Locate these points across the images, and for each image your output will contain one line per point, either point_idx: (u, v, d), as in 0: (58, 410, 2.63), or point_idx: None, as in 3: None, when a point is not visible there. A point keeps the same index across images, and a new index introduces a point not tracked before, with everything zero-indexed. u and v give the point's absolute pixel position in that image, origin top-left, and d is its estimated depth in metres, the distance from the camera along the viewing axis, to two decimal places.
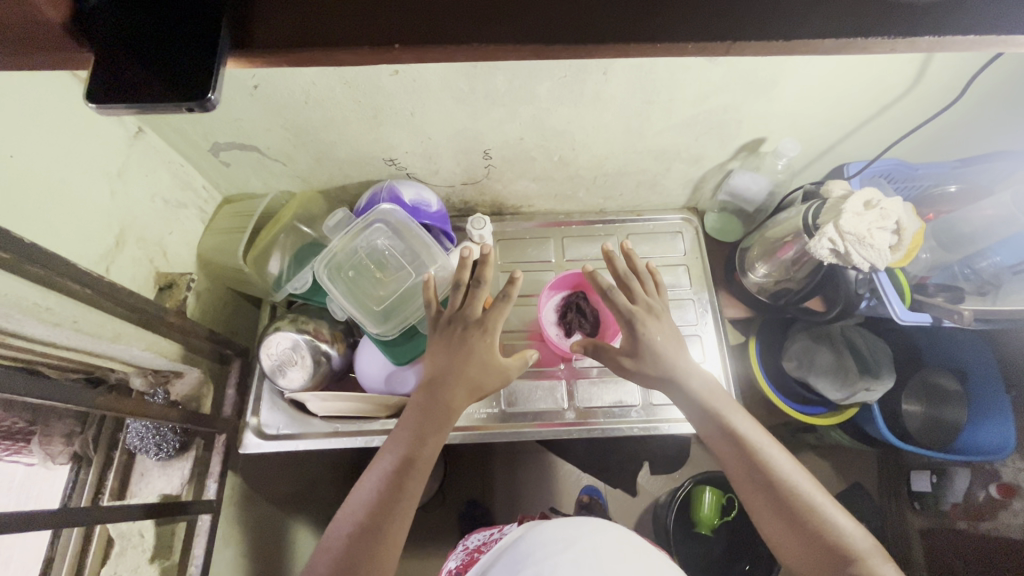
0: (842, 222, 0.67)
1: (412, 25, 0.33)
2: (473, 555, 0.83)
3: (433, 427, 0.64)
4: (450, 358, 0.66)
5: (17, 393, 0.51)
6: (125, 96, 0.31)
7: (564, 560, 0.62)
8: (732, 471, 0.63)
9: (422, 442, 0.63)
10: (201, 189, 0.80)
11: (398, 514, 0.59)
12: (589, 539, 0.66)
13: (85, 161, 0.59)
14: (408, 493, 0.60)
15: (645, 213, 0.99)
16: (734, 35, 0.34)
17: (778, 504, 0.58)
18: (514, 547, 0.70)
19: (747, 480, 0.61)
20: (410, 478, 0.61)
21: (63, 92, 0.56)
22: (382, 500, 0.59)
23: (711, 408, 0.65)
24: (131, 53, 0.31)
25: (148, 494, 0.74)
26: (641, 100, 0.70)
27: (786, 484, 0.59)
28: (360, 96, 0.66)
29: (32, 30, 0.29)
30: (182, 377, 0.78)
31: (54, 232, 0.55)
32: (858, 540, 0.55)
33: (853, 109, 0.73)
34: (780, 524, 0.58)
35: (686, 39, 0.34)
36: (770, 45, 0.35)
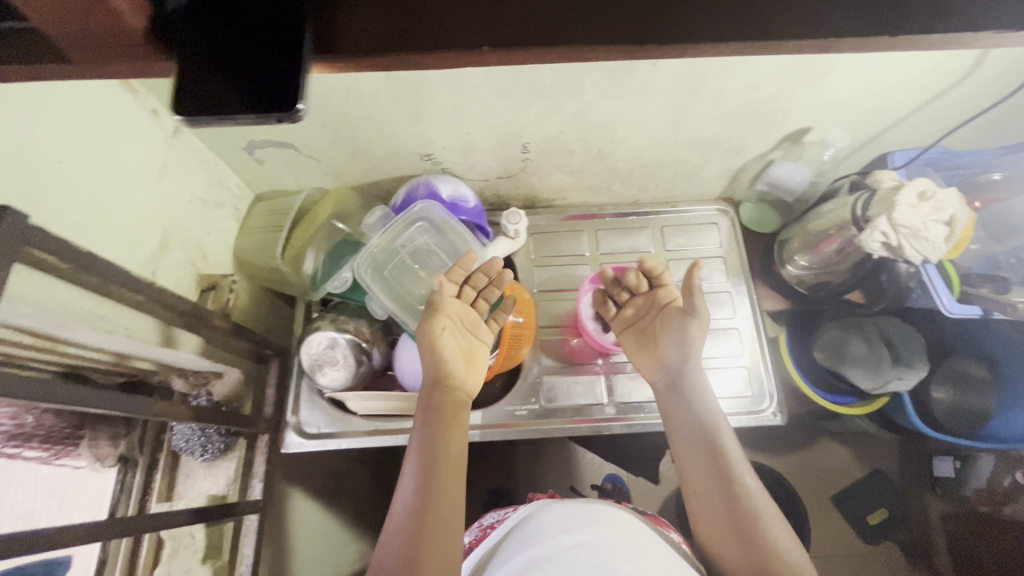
0: (895, 214, 0.66)
1: (495, 26, 0.32)
2: (487, 530, 0.83)
3: (450, 426, 0.63)
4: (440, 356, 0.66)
5: (72, 403, 0.51)
6: (215, 107, 0.30)
7: (566, 542, 0.60)
8: (687, 479, 0.63)
9: (443, 439, 0.61)
10: (234, 188, 0.79)
11: (439, 513, 0.56)
12: (594, 523, 0.64)
13: (126, 164, 0.57)
14: (444, 490, 0.58)
15: (680, 204, 0.97)
16: (816, 35, 0.32)
17: (730, 506, 0.59)
18: (521, 528, 0.68)
19: (706, 488, 0.61)
20: (446, 476, 0.59)
21: (103, 92, 0.54)
22: (422, 498, 0.57)
23: (695, 410, 0.66)
24: (215, 64, 0.30)
25: (196, 495, 0.75)
26: (689, 90, 0.68)
27: (742, 493, 0.59)
28: (402, 90, 0.65)
29: (118, 35, 0.28)
30: (222, 377, 0.78)
31: (105, 238, 0.54)
32: (789, 553, 0.55)
33: (905, 97, 0.71)
34: (725, 533, 0.58)
35: (769, 41, 0.33)
36: (857, 44, 0.33)
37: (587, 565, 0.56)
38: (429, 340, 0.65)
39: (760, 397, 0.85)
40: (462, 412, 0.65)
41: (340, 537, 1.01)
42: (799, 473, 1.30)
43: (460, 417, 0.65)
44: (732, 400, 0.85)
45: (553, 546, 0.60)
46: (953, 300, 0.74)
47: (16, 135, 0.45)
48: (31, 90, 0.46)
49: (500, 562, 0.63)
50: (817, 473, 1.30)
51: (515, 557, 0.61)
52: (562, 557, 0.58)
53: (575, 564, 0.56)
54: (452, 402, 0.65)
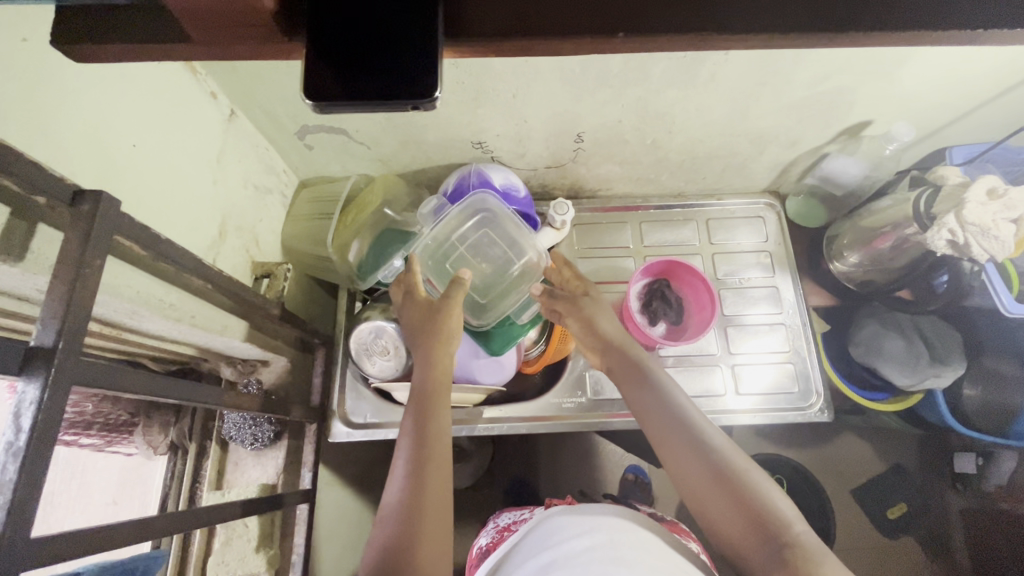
0: (965, 212, 0.65)
1: (630, 9, 0.30)
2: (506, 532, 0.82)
3: (437, 405, 0.60)
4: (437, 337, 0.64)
5: (157, 394, 0.46)
6: (349, 92, 0.28)
7: (581, 544, 0.59)
8: (671, 465, 0.56)
9: (429, 420, 0.58)
10: (281, 173, 0.77)
11: (434, 494, 0.52)
12: (609, 525, 0.63)
13: (190, 148, 0.56)
14: (438, 471, 0.54)
15: (725, 197, 0.96)
16: (952, 24, 0.31)
17: (711, 476, 0.52)
18: (541, 531, 0.66)
19: (692, 472, 0.54)
20: (434, 455, 0.55)
21: (171, 74, 0.53)
22: (414, 479, 0.53)
23: (666, 391, 0.60)
24: (343, 47, 0.28)
25: (246, 485, 0.74)
26: (758, 80, 0.66)
27: (738, 470, 0.52)
28: (465, 76, 0.63)
29: (246, 18, 0.27)
30: (269, 365, 0.76)
31: (173, 223, 0.53)
32: (799, 529, 0.48)
33: (975, 91, 0.70)
34: (726, 517, 0.51)
35: (902, 31, 0.31)
36: (991, 35, 0.32)
37: (600, 567, 0.54)
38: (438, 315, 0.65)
39: (807, 393, 0.85)
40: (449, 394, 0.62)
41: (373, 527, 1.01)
42: (826, 468, 1.30)
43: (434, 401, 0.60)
44: (779, 396, 0.85)
45: (567, 549, 0.58)
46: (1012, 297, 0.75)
47: (94, 117, 0.43)
48: (104, 70, 0.45)
49: (517, 566, 0.61)
50: (844, 468, 1.30)
51: (532, 561, 0.60)
52: (575, 560, 0.56)
53: (589, 567, 0.54)
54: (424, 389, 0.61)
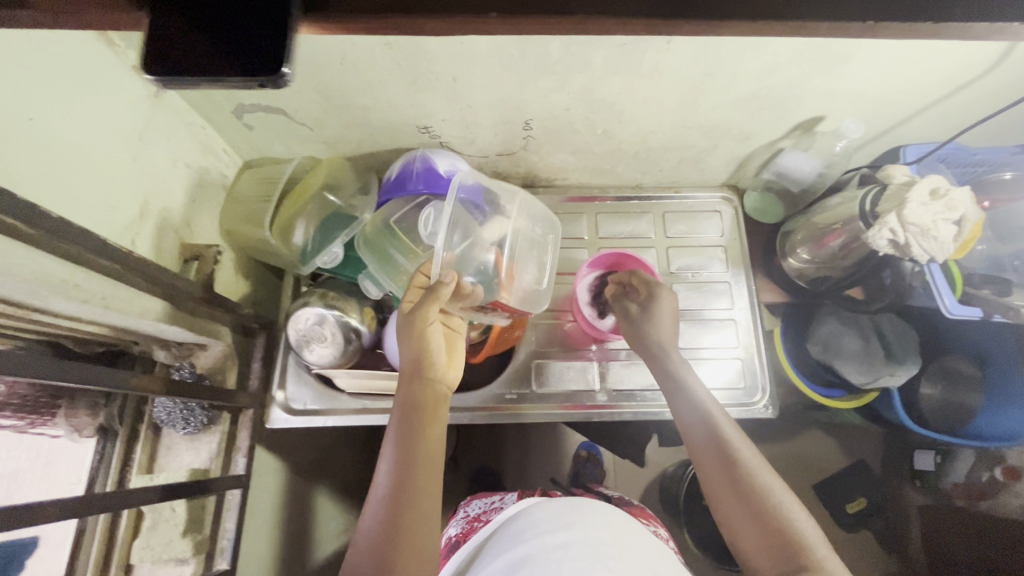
0: (906, 212, 0.64)
1: None
2: (476, 523, 0.81)
3: (427, 419, 0.62)
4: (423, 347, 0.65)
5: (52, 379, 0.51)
6: (195, 68, 0.27)
7: (556, 541, 0.59)
8: (708, 479, 0.61)
9: (428, 431, 0.60)
10: (221, 153, 0.75)
11: (414, 513, 0.54)
12: (584, 520, 0.63)
13: (105, 126, 0.54)
14: (422, 490, 0.56)
15: (684, 190, 0.95)
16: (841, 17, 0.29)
17: (741, 489, 0.58)
18: (509, 528, 0.66)
19: (725, 488, 0.59)
20: (422, 475, 0.57)
21: (82, 46, 0.51)
22: (394, 497, 0.55)
23: (707, 406, 0.65)
24: (188, 16, 0.27)
25: (177, 469, 0.73)
26: (703, 71, 0.65)
27: (760, 490, 0.57)
28: (401, 58, 0.61)
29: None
30: (207, 349, 0.75)
31: (82, 202, 0.51)
32: (820, 550, 0.52)
33: (925, 89, 0.69)
34: (746, 533, 0.56)
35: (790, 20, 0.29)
36: (884, 29, 0.30)
37: (576, 564, 0.54)
38: (417, 330, 0.64)
39: (754, 389, 0.85)
40: (442, 409, 0.64)
41: (323, 512, 1.01)
42: (784, 463, 1.31)
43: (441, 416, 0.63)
44: (727, 391, 0.85)
45: (541, 545, 0.58)
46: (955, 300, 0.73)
47: None
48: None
49: (486, 564, 0.61)
50: (801, 464, 1.31)
51: (501, 558, 0.60)
52: (549, 556, 0.56)
53: (562, 564, 0.55)
54: (433, 397, 0.64)
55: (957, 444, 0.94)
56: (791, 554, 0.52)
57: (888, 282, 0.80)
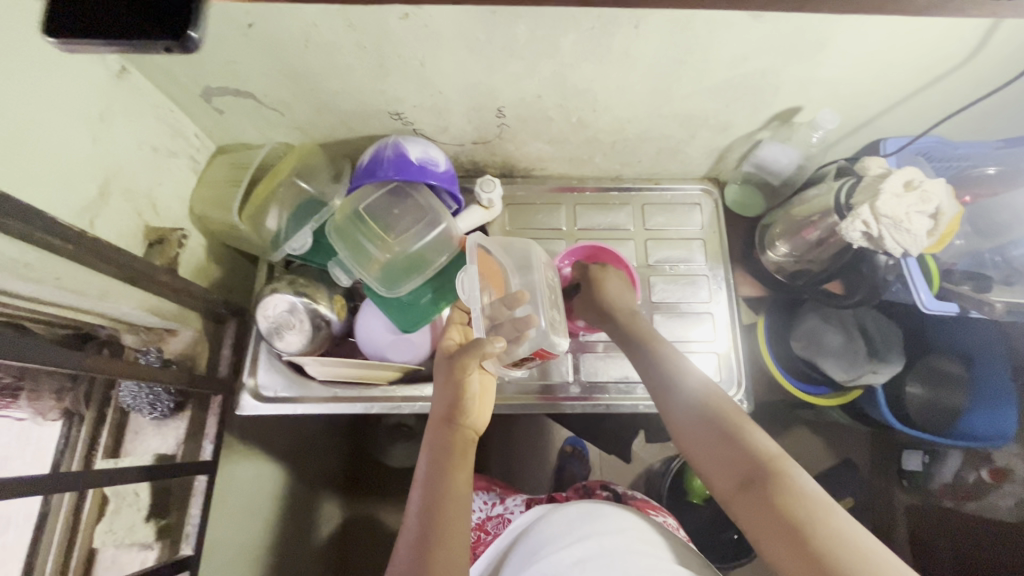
0: (879, 203, 0.63)
1: None
2: (482, 534, 0.81)
3: (455, 462, 0.60)
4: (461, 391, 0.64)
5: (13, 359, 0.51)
6: None
7: (570, 556, 0.61)
8: (702, 455, 0.58)
9: (454, 472, 0.59)
10: (192, 137, 0.75)
11: (443, 553, 0.53)
12: (596, 528, 0.64)
13: (60, 101, 0.53)
14: (447, 529, 0.55)
15: (664, 181, 0.94)
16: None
17: (738, 457, 0.54)
18: (528, 536, 0.68)
19: (720, 454, 0.56)
20: (445, 511, 0.56)
21: (35, 21, 0.50)
22: (422, 538, 0.54)
23: (695, 383, 0.63)
24: None
25: (143, 453, 0.73)
26: (673, 58, 0.64)
27: (738, 436, 0.56)
28: (365, 40, 0.60)
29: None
30: (177, 334, 0.75)
31: (33, 180, 0.51)
32: (824, 512, 0.48)
33: (902, 79, 0.67)
34: (728, 480, 0.54)
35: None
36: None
37: None
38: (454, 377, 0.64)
39: (729, 383, 0.84)
40: (471, 449, 0.62)
41: (298, 500, 1.00)
42: None
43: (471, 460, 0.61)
44: None
45: (555, 563, 0.60)
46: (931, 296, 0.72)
47: None
48: None
49: None
50: None
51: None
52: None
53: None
54: (462, 439, 0.62)
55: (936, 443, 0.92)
56: (765, 487, 0.51)
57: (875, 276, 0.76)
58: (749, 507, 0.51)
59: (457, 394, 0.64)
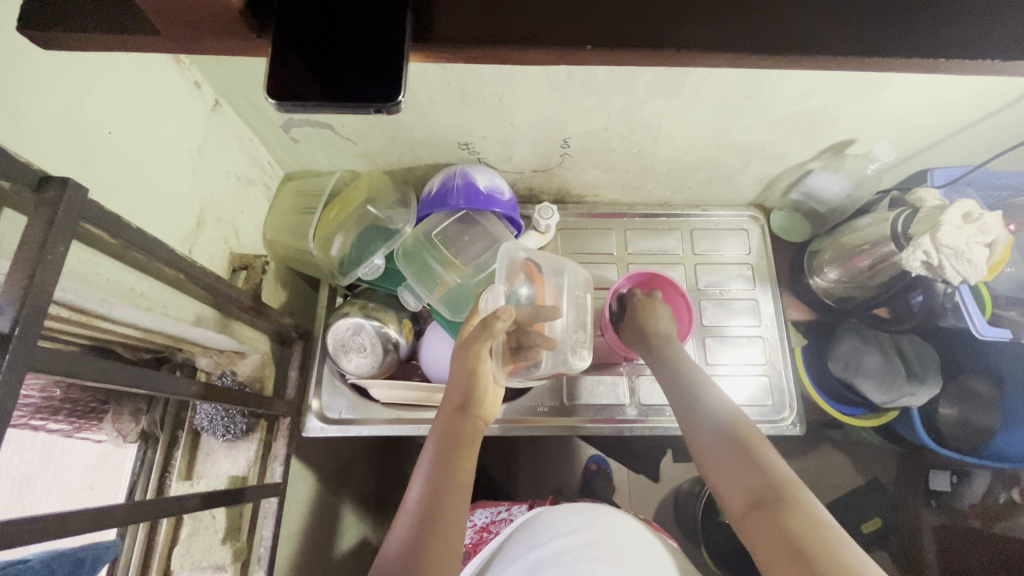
0: (940, 234, 0.65)
1: (601, 24, 0.30)
2: (486, 534, 0.82)
3: (462, 454, 0.57)
4: (473, 384, 0.62)
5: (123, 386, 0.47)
6: (321, 90, 0.29)
7: (566, 541, 0.63)
8: (715, 473, 0.58)
9: (460, 461, 0.56)
10: (266, 165, 0.77)
11: (442, 539, 0.50)
12: (591, 519, 0.67)
13: (168, 136, 0.56)
14: (449, 518, 0.52)
15: (710, 208, 0.97)
16: (912, 54, 0.31)
17: (749, 477, 0.55)
18: (524, 527, 0.70)
19: (731, 473, 0.56)
20: (453, 499, 0.53)
21: (153, 63, 0.53)
22: (423, 525, 0.51)
23: (716, 407, 0.64)
24: (308, 44, 0.29)
25: (216, 476, 0.73)
26: (740, 95, 0.66)
27: (758, 452, 0.56)
28: (452, 77, 0.63)
29: (211, 11, 0.27)
30: (246, 357, 0.75)
31: (148, 212, 0.53)
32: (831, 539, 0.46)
33: (957, 115, 0.70)
34: (740, 493, 0.54)
35: (867, 55, 0.31)
36: (952, 64, 0.32)
37: (589, 567, 0.59)
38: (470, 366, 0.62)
39: (781, 407, 0.86)
40: (477, 446, 0.60)
41: (341, 522, 1.00)
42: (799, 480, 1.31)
43: (478, 451, 0.59)
44: (754, 408, 0.85)
45: (554, 548, 0.63)
46: (984, 321, 0.74)
47: (65, 100, 0.43)
48: (82, 56, 0.44)
49: (504, 562, 0.66)
50: None
51: (519, 560, 0.64)
52: (563, 559, 0.61)
53: (577, 567, 0.59)
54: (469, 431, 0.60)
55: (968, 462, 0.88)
56: (777, 507, 0.50)
57: (917, 306, 0.80)
58: (759, 526, 0.51)
59: (472, 385, 0.62)
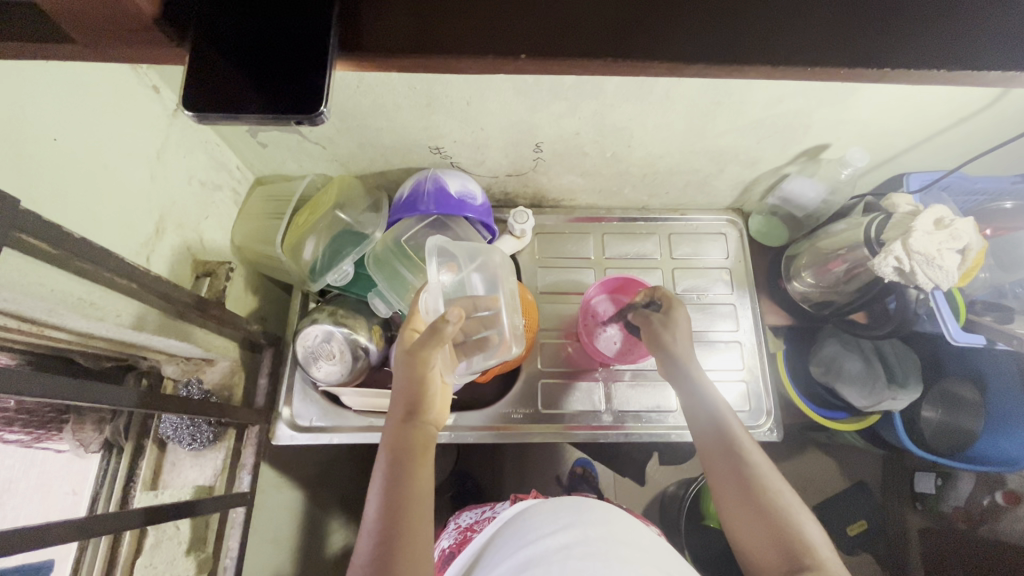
0: (911, 241, 0.65)
1: (536, 34, 0.30)
2: (468, 533, 0.83)
3: (417, 463, 0.55)
4: (421, 388, 0.58)
5: (70, 399, 0.46)
6: (236, 103, 0.28)
7: (556, 542, 0.60)
8: (732, 515, 0.58)
9: (414, 472, 0.54)
10: (234, 170, 0.76)
11: (403, 561, 0.49)
12: (583, 521, 0.63)
13: (122, 142, 0.55)
14: (409, 537, 0.50)
15: (688, 212, 0.96)
16: (855, 63, 0.30)
17: (772, 528, 0.54)
18: (513, 532, 0.67)
19: (751, 519, 0.56)
20: (411, 518, 0.51)
21: (105, 68, 0.52)
22: (383, 547, 0.50)
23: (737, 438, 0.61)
24: (231, 53, 0.28)
25: (181, 486, 0.72)
26: (711, 101, 0.66)
27: (773, 506, 0.55)
28: (416, 82, 0.62)
29: (117, 19, 0.26)
30: (213, 365, 0.74)
31: (99, 219, 0.52)
32: None
33: (928, 121, 0.70)
34: (755, 544, 0.55)
35: (810, 63, 0.30)
36: (900, 73, 0.31)
37: (577, 564, 0.55)
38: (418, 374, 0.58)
39: (758, 412, 0.85)
40: (432, 447, 0.58)
41: (320, 530, 0.99)
42: None
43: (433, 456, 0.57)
44: None
45: (541, 548, 0.59)
46: (959, 327, 0.73)
47: (5, 108, 0.42)
48: (23, 62, 0.43)
49: (492, 565, 0.62)
50: None
51: (506, 562, 0.60)
52: (550, 558, 0.57)
53: (565, 563, 0.55)
54: (424, 436, 0.58)
55: (950, 467, 0.86)
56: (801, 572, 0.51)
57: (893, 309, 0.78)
58: None
59: (419, 391, 0.58)
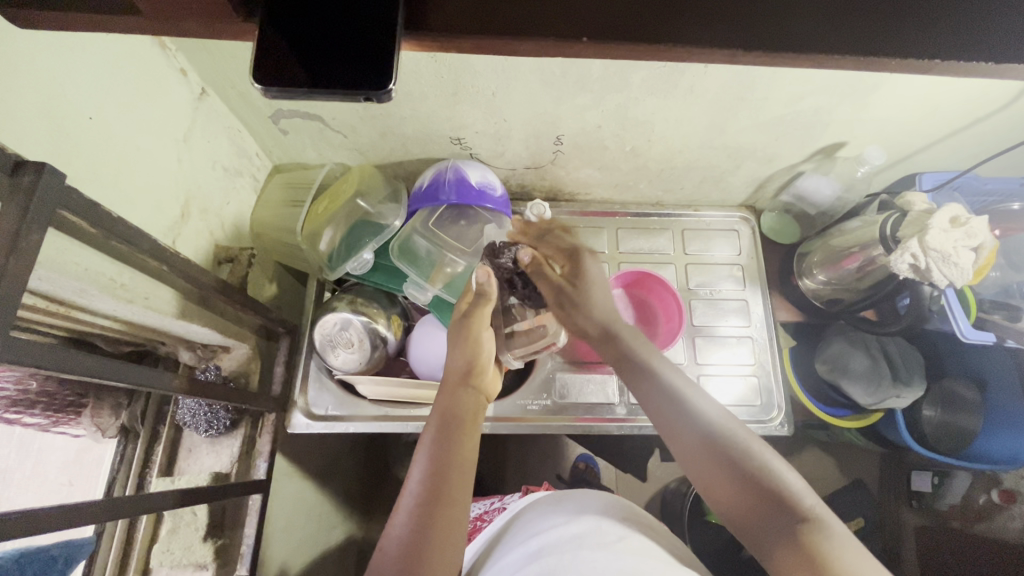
0: (928, 238, 0.66)
1: (599, 17, 0.30)
2: (480, 523, 0.84)
3: (464, 430, 0.56)
4: (473, 354, 0.63)
5: (106, 379, 0.45)
6: (314, 82, 0.30)
7: (567, 532, 0.59)
8: (701, 478, 0.53)
9: (461, 437, 0.55)
10: (255, 157, 0.76)
11: (444, 526, 0.48)
12: (598, 514, 0.63)
13: (152, 124, 0.54)
14: (451, 510, 0.50)
15: (701, 208, 0.97)
16: (907, 55, 0.31)
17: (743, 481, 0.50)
18: (526, 522, 0.67)
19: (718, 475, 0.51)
20: (456, 483, 0.51)
21: (138, 50, 0.52)
22: (423, 517, 0.48)
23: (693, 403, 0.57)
24: (300, 35, 0.29)
25: (198, 472, 0.72)
26: (734, 96, 0.66)
27: (762, 477, 0.49)
28: (445, 71, 0.62)
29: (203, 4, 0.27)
30: (230, 352, 0.74)
31: (129, 202, 0.52)
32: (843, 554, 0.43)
33: (946, 121, 0.71)
34: (747, 517, 0.49)
35: (863, 54, 0.31)
36: (948, 66, 0.32)
37: (589, 554, 0.55)
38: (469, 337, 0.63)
39: (768, 407, 0.86)
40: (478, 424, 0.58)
41: (325, 521, 0.99)
42: None
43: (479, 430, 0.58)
44: (743, 408, 0.86)
45: (555, 537, 0.59)
46: (970, 325, 0.74)
47: (42, 84, 0.41)
48: (64, 40, 0.43)
49: (504, 556, 0.62)
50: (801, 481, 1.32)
51: (519, 550, 0.60)
52: (564, 547, 0.57)
53: (576, 553, 0.55)
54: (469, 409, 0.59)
55: (953, 464, 0.87)
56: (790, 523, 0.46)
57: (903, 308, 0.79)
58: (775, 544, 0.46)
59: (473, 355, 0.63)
